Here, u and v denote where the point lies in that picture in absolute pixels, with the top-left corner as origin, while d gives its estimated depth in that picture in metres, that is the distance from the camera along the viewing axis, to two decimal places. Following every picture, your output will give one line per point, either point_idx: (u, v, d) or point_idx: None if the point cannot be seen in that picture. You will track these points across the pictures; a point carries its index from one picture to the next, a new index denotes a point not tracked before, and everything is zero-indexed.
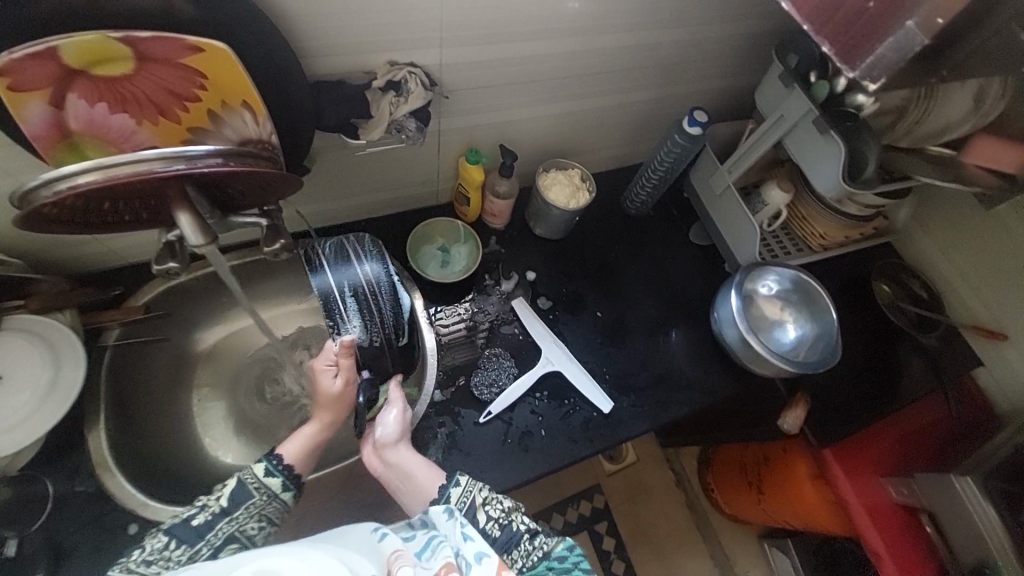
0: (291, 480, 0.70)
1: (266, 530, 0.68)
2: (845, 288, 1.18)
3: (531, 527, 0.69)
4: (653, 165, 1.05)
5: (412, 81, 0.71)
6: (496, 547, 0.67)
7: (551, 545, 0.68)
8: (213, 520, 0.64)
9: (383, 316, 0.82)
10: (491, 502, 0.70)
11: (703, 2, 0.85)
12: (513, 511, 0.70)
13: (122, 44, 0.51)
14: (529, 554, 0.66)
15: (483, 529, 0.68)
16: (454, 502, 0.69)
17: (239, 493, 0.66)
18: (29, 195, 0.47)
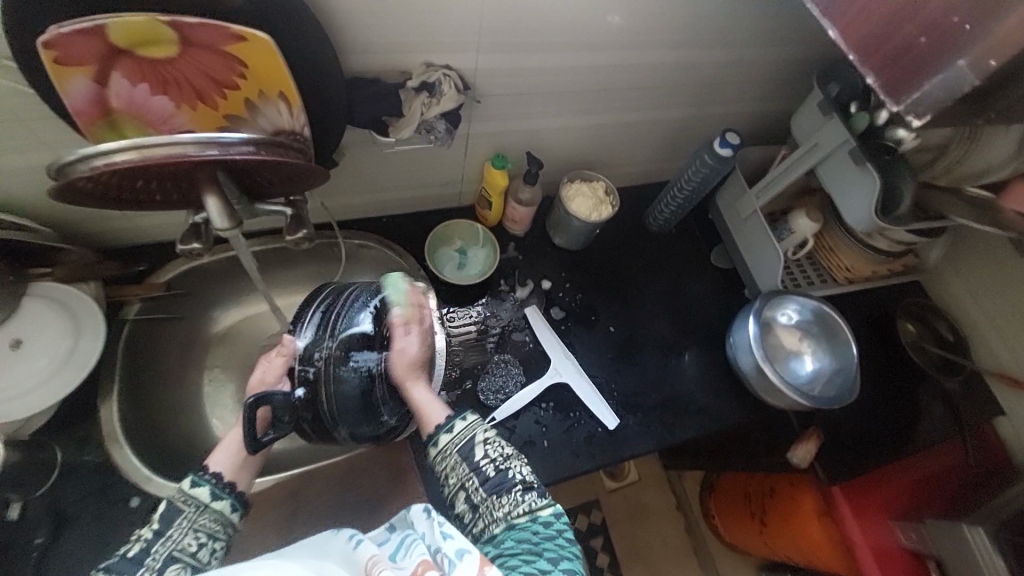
0: (225, 489, 0.63)
1: (210, 546, 0.60)
2: (868, 323, 1.14)
3: (526, 480, 0.65)
4: (679, 184, 1.03)
5: (446, 84, 0.71)
6: (488, 487, 0.64)
7: (540, 504, 0.63)
8: (147, 546, 0.58)
9: (334, 332, 0.66)
10: (492, 442, 0.68)
11: (745, 23, 0.84)
12: (513, 457, 0.67)
13: (169, 28, 0.52)
14: (517, 504, 0.63)
15: (478, 465, 0.65)
16: (455, 434, 0.67)
17: (169, 512, 0.60)
18: (66, 168, 0.48)
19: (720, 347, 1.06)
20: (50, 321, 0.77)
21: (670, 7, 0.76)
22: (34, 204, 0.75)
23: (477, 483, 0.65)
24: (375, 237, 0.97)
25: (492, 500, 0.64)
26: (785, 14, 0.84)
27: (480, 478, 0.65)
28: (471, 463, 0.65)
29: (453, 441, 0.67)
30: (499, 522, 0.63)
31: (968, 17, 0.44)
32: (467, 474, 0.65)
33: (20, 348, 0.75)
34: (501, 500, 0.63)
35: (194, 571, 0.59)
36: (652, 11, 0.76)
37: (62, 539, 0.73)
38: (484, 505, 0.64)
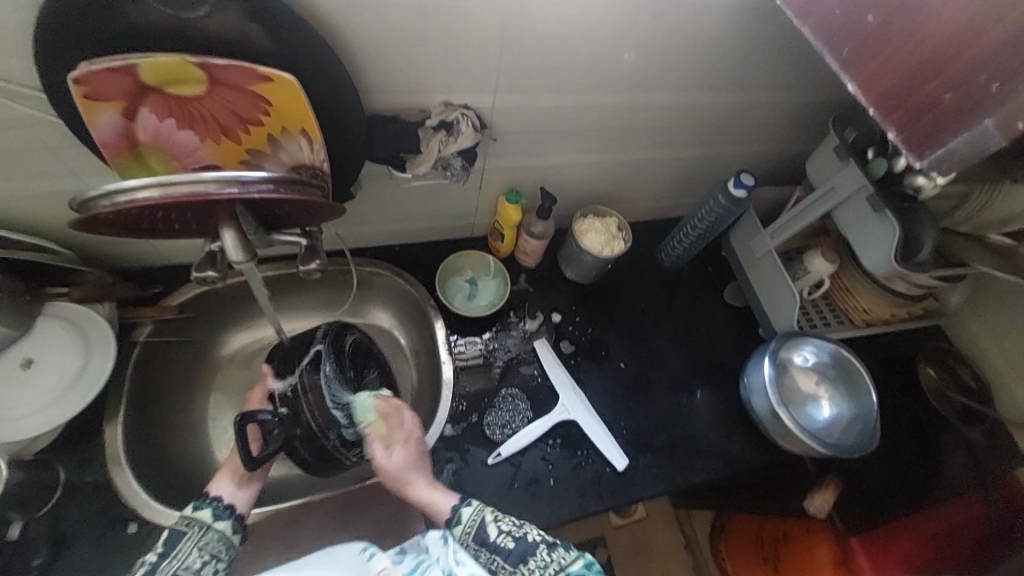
0: (222, 509, 0.67)
1: (212, 566, 0.62)
2: (885, 367, 1.11)
3: (547, 539, 0.65)
4: (692, 222, 1.03)
5: (465, 122, 0.73)
6: (512, 560, 0.64)
7: (568, 559, 0.63)
8: (152, 567, 0.59)
9: (304, 368, 0.73)
10: (504, 516, 0.68)
11: (761, 66, 0.84)
12: (526, 524, 0.67)
13: (198, 68, 0.54)
14: (546, 564, 0.62)
15: (495, 543, 0.66)
16: (463, 523, 0.69)
17: (173, 535, 0.62)
18: (89, 202, 0.49)
19: (733, 387, 1.04)
20: (63, 340, 0.77)
21: (684, 48, 0.77)
22: (56, 225, 0.77)
23: (500, 560, 0.64)
24: (385, 265, 0.97)
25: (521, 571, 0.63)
26: (801, 59, 0.85)
27: (502, 554, 0.65)
28: (489, 546, 0.66)
29: (465, 531, 0.68)
30: None
31: (993, 75, 0.43)
32: (490, 558, 0.65)
33: (30, 367, 0.75)
34: (529, 568, 0.63)
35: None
36: (668, 54, 0.77)
37: (57, 564, 0.72)
38: None
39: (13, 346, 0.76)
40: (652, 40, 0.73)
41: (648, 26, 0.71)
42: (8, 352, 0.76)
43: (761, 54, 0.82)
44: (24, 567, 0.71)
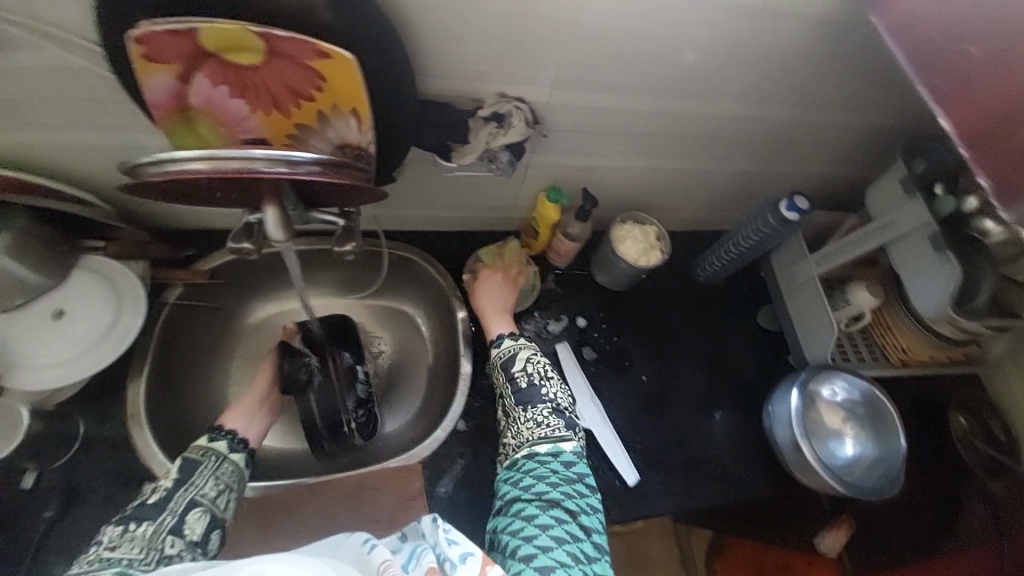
0: (239, 443, 0.72)
1: (227, 495, 0.67)
2: (916, 412, 1.07)
3: (552, 404, 0.78)
4: (735, 240, 1.00)
5: (518, 116, 0.71)
6: (517, 398, 0.79)
7: (561, 434, 0.75)
8: (168, 492, 0.63)
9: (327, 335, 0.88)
10: (532, 360, 0.82)
11: (832, 85, 0.80)
12: (547, 380, 0.80)
13: (257, 37, 0.52)
14: (541, 424, 0.76)
15: (514, 378, 0.81)
16: (501, 348, 0.84)
17: (188, 464, 0.66)
18: (138, 167, 0.48)
19: (755, 415, 1.01)
20: (95, 294, 0.77)
21: (750, 56, 0.72)
22: (99, 179, 0.77)
23: (512, 392, 0.80)
24: (415, 250, 0.95)
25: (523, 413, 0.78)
26: (876, 81, 0.80)
27: (514, 389, 0.79)
28: (509, 374, 0.81)
29: (498, 355, 0.84)
30: (524, 446, 0.75)
31: None
32: (507, 383, 0.81)
33: (62, 318, 0.76)
34: (529, 416, 0.77)
35: (212, 517, 0.64)
36: (735, 62, 0.73)
37: (73, 512, 0.74)
38: (515, 419, 0.78)
39: (43, 296, 0.76)
40: (715, 39, 0.69)
41: (720, 31, 0.68)
42: (41, 302, 0.76)
43: (835, 72, 0.77)
44: (42, 510, 0.73)
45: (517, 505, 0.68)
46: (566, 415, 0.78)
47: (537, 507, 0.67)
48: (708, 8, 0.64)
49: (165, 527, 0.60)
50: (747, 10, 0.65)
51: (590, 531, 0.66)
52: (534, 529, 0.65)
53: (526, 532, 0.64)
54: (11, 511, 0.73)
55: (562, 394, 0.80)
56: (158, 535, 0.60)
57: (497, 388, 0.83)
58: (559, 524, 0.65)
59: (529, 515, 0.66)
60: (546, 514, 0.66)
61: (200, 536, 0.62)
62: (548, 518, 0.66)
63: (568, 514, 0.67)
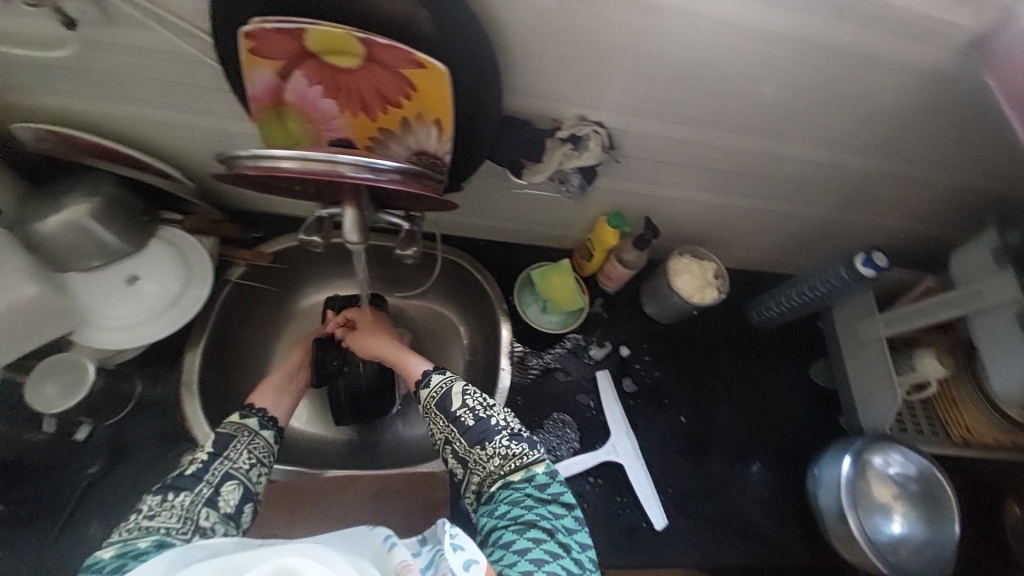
0: (269, 420, 0.67)
1: (260, 469, 0.62)
2: (973, 496, 1.00)
3: (510, 427, 0.62)
4: (800, 287, 0.96)
5: (594, 140, 0.70)
6: (468, 438, 0.61)
7: (529, 458, 0.60)
8: (205, 464, 0.58)
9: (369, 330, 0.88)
10: (471, 392, 0.64)
11: (929, 141, 0.75)
12: (495, 406, 0.64)
13: (359, 43, 0.53)
14: (503, 453, 0.60)
15: (455, 415, 0.63)
16: (431, 386, 0.66)
17: (222, 438, 0.61)
18: (233, 159, 0.50)
19: (795, 472, 0.97)
20: (167, 263, 0.81)
21: (842, 103, 0.68)
22: (185, 157, 0.80)
23: (459, 435, 0.62)
24: (466, 257, 0.94)
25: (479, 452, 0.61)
26: (979, 142, 0.75)
27: (460, 429, 0.62)
28: (448, 414, 0.63)
29: (430, 395, 0.65)
30: (493, 479, 0.60)
31: None
32: (448, 426, 0.63)
33: (135, 283, 0.80)
34: (488, 452, 0.61)
35: (246, 490, 0.59)
36: (827, 108, 0.69)
37: (120, 468, 0.77)
38: (473, 461, 0.61)
39: (117, 261, 0.80)
40: (800, 74, 0.64)
41: (818, 78, 0.64)
42: (114, 267, 0.80)
43: (936, 129, 0.72)
44: (94, 462, 0.77)
45: (496, 533, 0.56)
46: (527, 435, 0.62)
47: (514, 532, 0.55)
48: (810, 54, 0.61)
49: (201, 498, 0.56)
50: (852, 58, 0.61)
51: (573, 546, 0.55)
52: (513, 555, 0.53)
53: (505, 561, 0.53)
54: (66, 461, 0.77)
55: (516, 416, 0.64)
56: (195, 506, 0.55)
57: (436, 434, 0.64)
58: (539, 546, 0.54)
59: (506, 543, 0.54)
60: (523, 537, 0.54)
61: (234, 509, 0.58)
62: (525, 541, 0.54)
63: (547, 533, 0.55)
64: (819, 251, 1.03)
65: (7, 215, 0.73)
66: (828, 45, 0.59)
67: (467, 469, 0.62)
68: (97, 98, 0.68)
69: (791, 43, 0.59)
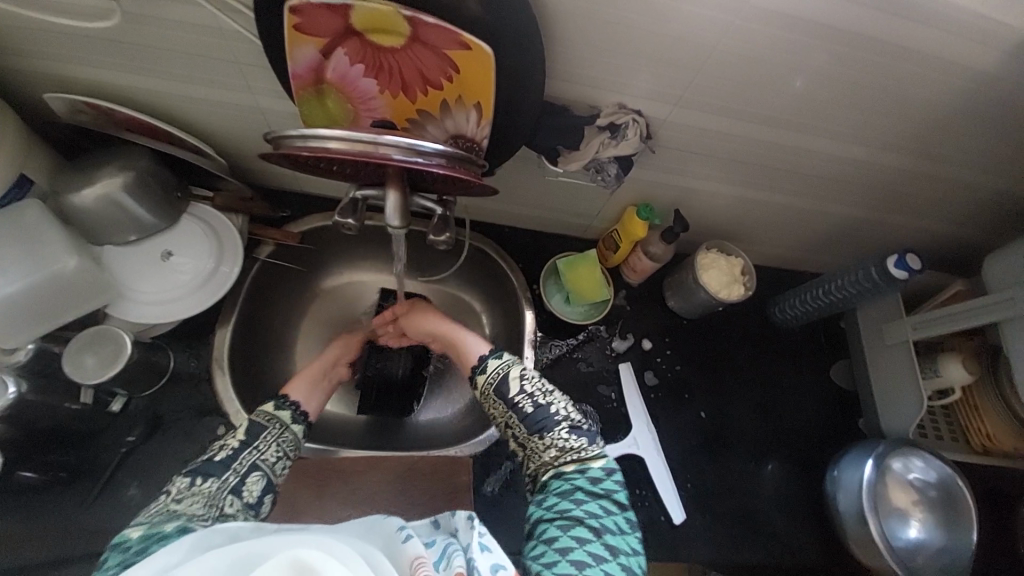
0: (300, 414, 0.69)
1: (284, 462, 0.64)
2: (993, 503, 0.99)
3: (570, 419, 0.63)
4: (829, 287, 0.95)
5: (632, 129, 0.69)
6: (528, 424, 0.63)
7: (590, 454, 0.61)
8: (235, 452, 0.60)
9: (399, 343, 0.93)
10: (530, 377, 0.66)
11: (971, 142, 0.73)
12: (553, 394, 0.65)
13: (406, 23, 0.53)
14: (558, 442, 0.61)
15: (514, 401, 0.64)
16: (487, 371, 0.68)
17: (255, 427, 0.63)
18: (281, 138, 0.50)
19: (813, 472, 0.97)
20: (201, 241, 0.82)
21: (886, 101, 0.67)
22: (217, 135, 0.80)
23: (518, 421, 0.64)
24: (492, 246, 0.93)
25: (537, 440, 0.63)
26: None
27: (519, 415, 0.64)
28: (507, 400, 0.65)
29: (487, 380, 0.68)
30: (547, 468, 0.62)
31: None
32: (507, 411, 0.65)
33: (168, 259, 0.80)
34: (546, 442, 0.62)
35: (268, 481, 0.61)
36: (870, 106, 0.68)
37: (153, 439, 0.79)
38: (531, 448, 0.63)
39: (153, 236, 0.81)
40: (839, 70, 0.62)
41: (858, 74, 0.63)
42: (149, 242, 0.81)
43: (980, 129, 0.70)
44: (128, 432, 0.79)
45: (542, 527, 0.56)
46: (586, 428, 0.63)
47: (559, 527, 0.54)
48: (853, 48, 0.59)
49: (227, 486, 0.57)
50: (898, 53, 0.59)
51: (619, 551, 0.53)
52: (553, 554, 0.52)
53: (545, 559, 0.52)
54: (102, 430, 0.79)
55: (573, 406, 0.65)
56: (220, 493, 0.56)
57: (498, 417, 0.67)
58: (582, 546, 0.52)
59: (549, 538, 0.53)
60: (567, 535, 0.53)
61: (256, 499, 0.59)
62: (569, 539, 0.53)
63: (592, 533, 0.53)
64: (847, 250, 1.02)
65: (43, 187, 0.73)
66: (874, 39, 0.58)
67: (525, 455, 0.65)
68: (132, 72, 0.68)
69: (836, 36, 0.58)
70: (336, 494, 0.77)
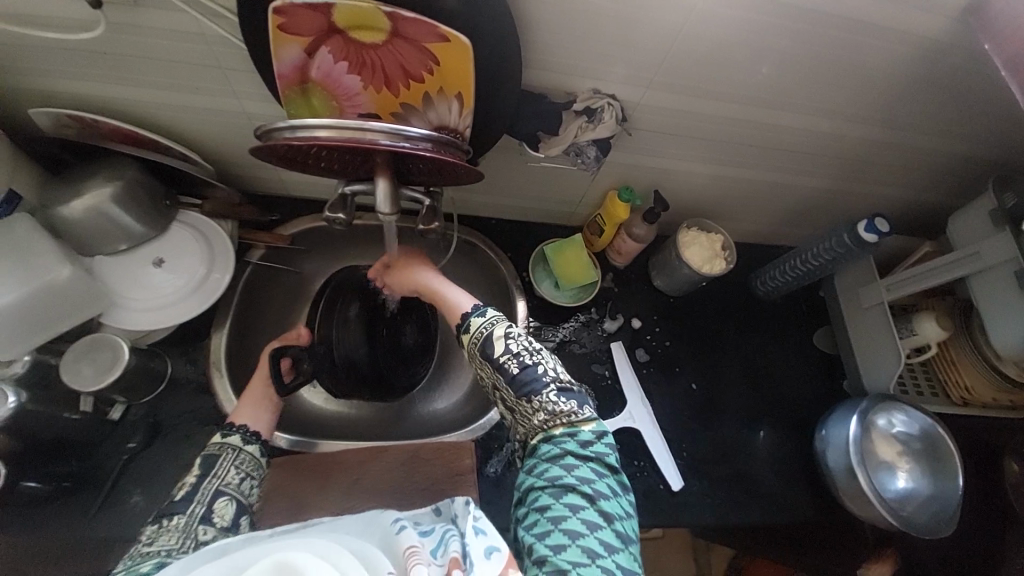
0: (251, 435, 0.71)
1: (250, 482, 0.67)
2: (975, 453, 1.03)
3: (557, 381, 0.64)
4: (804, 256, 0.99)
5: (608, 113, 0.72)
6: (513, 386, 0.64)
7: (581, 419, 0.63)
8: (195, 485, 0.62)
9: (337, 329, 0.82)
10: (514, 337, 0.66)
11: (924, 109, 0.77)
12: (540, 353, 0.65)
13: (386, 18, 0.56)
14: (547, 404, 0.62)
15: (500, 362, 0.65)
16: (472, 330, 0.68)
17: (209, 458, 0.66)
18: (272, 133, 0.52)
19: (803, 434, 1.01)
20: (191, 248, 0.83)
21: (843, 74, 0.71)
22: (203, 142, 0.82)
23: (505, 382, 0.64)
24: (480, 237, 0.96)
25: (526, 403, 0.64)
26: (973, 109, 0.77)
27: (505, 376, 0.64)
28: (494, 362, 0.65)
29: (472, 339, 0.67)
30: (538, 432, 0.64)
31: None
32: (494, 372, 0.65)
33: (160, 266, 0.81)
34: (535, 405, 0.63)
35: (239, 503, 0.64)
36: (828, 81, 0.72)
37: (155, 445, 0.80)
38: (521, 411, 0.65)
39: (144, 243, 0.82)
40: (798, 51, 0.67)
41: (813, 48, 0.66)
42: (142, 249, 0.82)
43: (930, 95, 0.75)
44: (128, 440, 0.79)
45: (534, 495, 0.59)
46: (575, 389, 0.65)
47: (552, 496, 0.57)
48: (807, 23, 0.63)
49: (197, 517, 0.60)
50: (848, 25, 0.63)
51: (614, 517, 0.56)
52: (547, 523, 0.55)
53: (539, 528, 0.55)
54: (102, 439, 0.79)
55: (562, 366, 0.66)
56: (192, 524, 0.59)
57: (488, 378, 0.68)
58: (576, 513, 0.55)
59: (542, 507, 0.57)
60: (561, 503, 0.56)
61: (231, 521, 0.62)
62: (562, 508, 0.56)
63: (586, 499, 0.57)
64: (821, 221, 1.06)
65: (30, 202, 0.74)
66: (827, 13, 0.61)
67: (517, 418, 0.67)
68: (116, 82, 0.69)
69: (789, 12, 0.61)
70: (342, 486, 0.78)
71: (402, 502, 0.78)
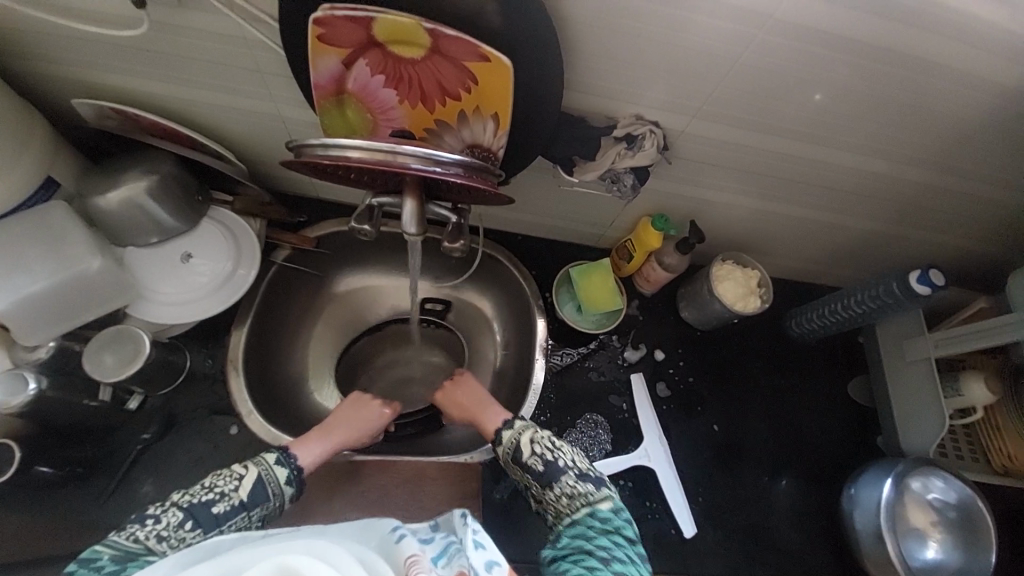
0: (295, 474, 0.64)
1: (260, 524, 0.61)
2: (1016, 527, 0.96)
3: (577, 467, 0.64)
4: (847, 301, 0.93)
5: (649, 140, 0.69)
6: (538, 481, 0.64)
7: (597, 497, 0.61)
8: (229, 513, 0.56)
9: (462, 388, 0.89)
10: (538, 435, 0.67)
11: (993, 153, 0.71)
12: (561, 447, 0.66)
13: (427, 35, 0.54)
14: (569, 492, 0.62)
15: (527, 464, 0.65)
16: (505, 441, 0.69)
17: (258, 492, 0.59)
18: (305, 148, 0.51)
19: (828, 488, 0.95)
20: (219, 244, 0.83)
21: (904, 111, 0.65)
22: (237, 141, 0.82)
23: (533, 482, 0.65)
24: (505, 253, 0.94)
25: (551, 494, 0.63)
26: None
27: (532, 475, 0.64)
28: (521, 464, 0.66)
29: (505, 450, 0.69)
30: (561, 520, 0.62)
31: None
32: (523, 474, 0.66)
33: (187, 261, 0.82)
34: (558, 495, 0.62)
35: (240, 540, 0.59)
36: (885, 119, 0.66)
37: (168, 436, 0.82)
38: (546, 502, 0.64)
39: (171, 239, 0.82)
40: (852, 82, 0.61)
41: (873, 84, 0.61)
42: (168, 245, 0.82)
43: (999, 141, 0.69)
44: (143, 429, 0.81)
45: (556, 565, 0.55)
46: (593, 474, 0.64)
47: (572, 562, 0.54)
48: (870, 59, 0.58)
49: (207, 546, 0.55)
50: (913, 62, 0.58)
51: None
52: None
53: None
54: (118, 427, 0.80)
55: (580, 454, 0.66)
56: None
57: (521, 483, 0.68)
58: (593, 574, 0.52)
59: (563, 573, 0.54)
60: (578, 566, 0.53)
61: None
62: (580, 569, 0.53)
63: (602, 561, 0.54)
64: (867, 263, 0.99)
65: (68, 189, 0.75)
66: (892, 48, 0.56)
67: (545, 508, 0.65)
68: (156, 78, 0.69)
69: (851, 47, 0.57)
70: (345, 497, 0.78)
71: (404, 520, 0.77)
